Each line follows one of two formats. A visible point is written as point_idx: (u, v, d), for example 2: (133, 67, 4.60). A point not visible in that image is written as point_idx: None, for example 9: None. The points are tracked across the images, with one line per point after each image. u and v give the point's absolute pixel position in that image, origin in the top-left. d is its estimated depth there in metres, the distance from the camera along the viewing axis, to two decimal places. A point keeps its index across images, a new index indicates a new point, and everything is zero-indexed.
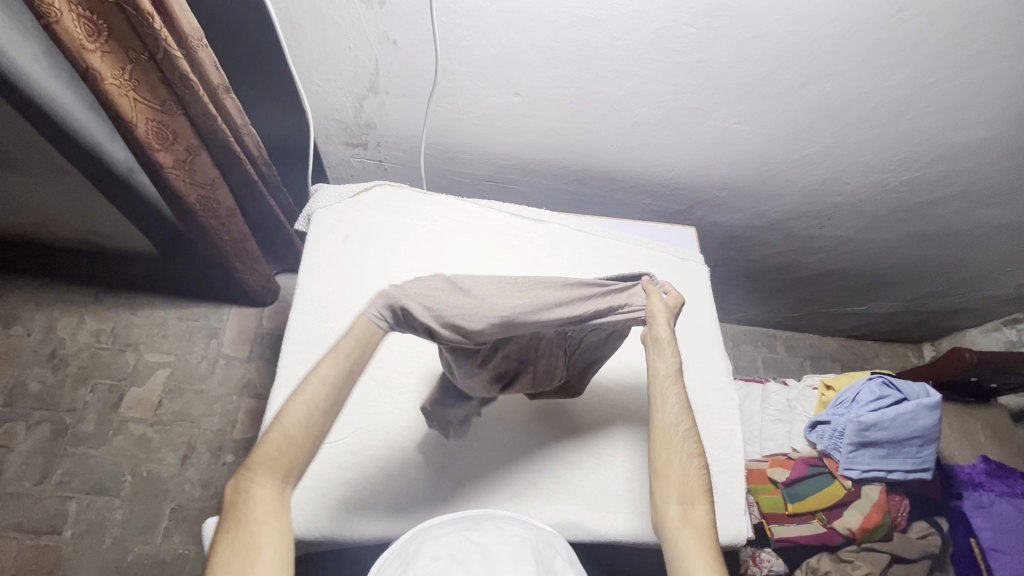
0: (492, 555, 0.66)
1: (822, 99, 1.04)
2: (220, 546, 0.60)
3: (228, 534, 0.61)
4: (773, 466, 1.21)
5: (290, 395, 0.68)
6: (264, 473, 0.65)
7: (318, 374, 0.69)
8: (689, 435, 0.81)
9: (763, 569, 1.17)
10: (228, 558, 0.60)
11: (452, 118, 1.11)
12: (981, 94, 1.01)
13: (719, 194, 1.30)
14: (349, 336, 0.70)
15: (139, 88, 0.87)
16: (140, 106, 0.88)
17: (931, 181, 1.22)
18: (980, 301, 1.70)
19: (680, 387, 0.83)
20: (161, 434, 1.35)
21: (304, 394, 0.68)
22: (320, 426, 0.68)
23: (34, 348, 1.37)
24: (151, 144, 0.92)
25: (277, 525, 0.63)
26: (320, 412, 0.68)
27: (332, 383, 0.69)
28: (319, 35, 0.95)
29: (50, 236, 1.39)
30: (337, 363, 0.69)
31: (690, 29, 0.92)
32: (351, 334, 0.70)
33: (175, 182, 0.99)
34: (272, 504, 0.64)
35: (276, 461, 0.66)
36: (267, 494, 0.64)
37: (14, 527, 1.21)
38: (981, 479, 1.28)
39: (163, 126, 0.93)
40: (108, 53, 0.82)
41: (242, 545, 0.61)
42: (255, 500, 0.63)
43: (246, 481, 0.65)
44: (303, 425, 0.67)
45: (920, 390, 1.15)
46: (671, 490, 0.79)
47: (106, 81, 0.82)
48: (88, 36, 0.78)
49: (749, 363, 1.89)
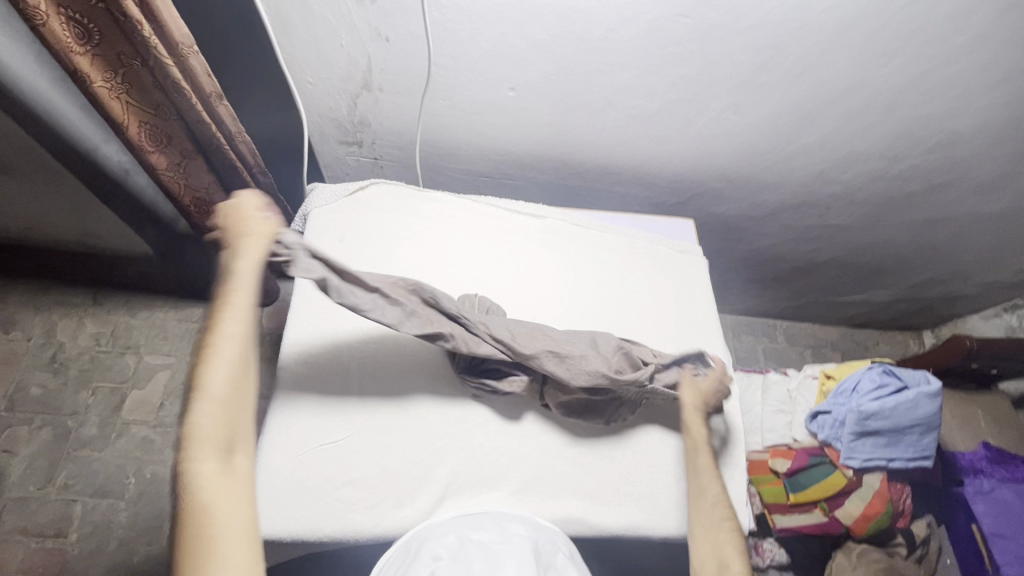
0: (496, 551, 0.67)
1: (818, 88, 1.03)
2: (186, 534, 0.63)
3: (192, 520, 0.64)
4: (774, 457, 1.20)
5: (203, 368, 0.70)
6: (202, 452, 0.67)
7: (227, 341, 0.72)
8: (721, 497, 0.91)
9: (765, 558, 1.20)
10: (198, 537, 0.63)
11: (446, 114, 1.10)
12: (979, 80, 1.00)
13: (716, 186, 1.30)
14: (238, 290, 0.75)
15: (132, 91, 0.87)
16: (132, 109, 0.88)
17: (930, 169, 1.21)
18: (980, 287, 1.70)
19: (709, 458, 0.94)
20: (164, 436, 1.36)
21: (222, 364, 0.71)
22: (245, 383, 0.73)
23: (34, 352, 1.37)
24: (145, 147, 0.94)
25: (233, 494, 0.67)
26: (235, 368, 0.71)
27: (236, 340, 0.73)
28: (310, 32, 0.94)
29: (46, 240, 1.39)
30: (237, 314, 0.74)
31: (685, 20, 0.90)
32: (240, 283, 0.75)
33: (168, 182, 1.01)
34: (223, 478, 0.67)
35: (212, 434, 0.68)
36: (212, 467, 0.67)
37: (18, 531, 1.22)
38: (982, 465, 1.27)
39: (157, 129, 0.93)
40: (99, 56, 0.81)
41: (206, 521, 0.64)
42: (202, 480, 0.66)
43: (185, 467, 0.66)
44: (229, 388, 0.70)
45: (921, 377, 1.15)
46: (703, 558, 0.86)
47: (96, 84, 0.82)
48: (77, 39, 0.77)
49: (749, 353, 1.90)
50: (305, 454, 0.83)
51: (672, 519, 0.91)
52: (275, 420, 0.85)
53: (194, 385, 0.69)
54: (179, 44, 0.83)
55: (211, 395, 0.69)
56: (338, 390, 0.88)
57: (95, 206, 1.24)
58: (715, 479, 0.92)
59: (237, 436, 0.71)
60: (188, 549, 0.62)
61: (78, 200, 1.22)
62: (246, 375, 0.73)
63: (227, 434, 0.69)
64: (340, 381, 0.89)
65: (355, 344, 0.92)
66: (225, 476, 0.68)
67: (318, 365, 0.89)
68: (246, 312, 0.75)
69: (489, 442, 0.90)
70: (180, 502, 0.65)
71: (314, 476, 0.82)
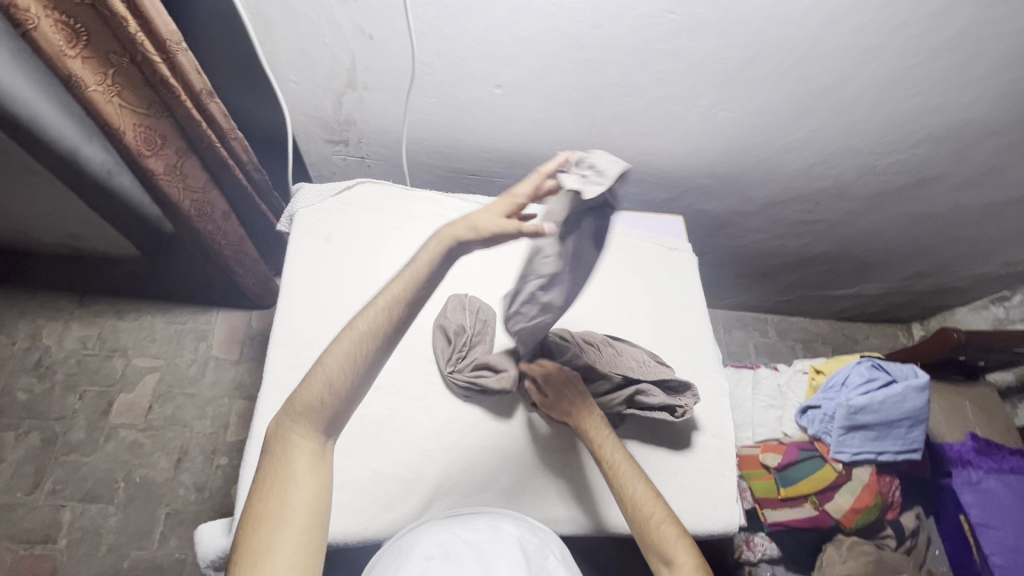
0: (489, 551, 0.67)
1: (805, 83, 1.03)
2: (257, 489, 0.63)
3: (267, 477, 0.64)
4: (764, 451, 1.21)
5: (333, 342, 0.68)
6: (301, 421, 0.67)
7: (361, 321, 0.68)
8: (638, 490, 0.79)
9: (757, 553, 1.19)
10: (266, 497, 0.62)
11: (432, 111, 1.09)
12: (966, 74, 1.00)
13: (705, 182, 1.29)
14: (401, 276, 0.69)
15: (123, 93, 0.85)
16: (125, 110, 0.86)
17: (917, 163, 1.22)
18: (968, 280, 1.71)
19: (614, 449, 0.84)
20: (153, 439, 1.34)
21: (346, 342, 0.68)
22: (356, 375, 0.68)
23: (20, 357, 1.35)
24: (140, 151, 0.91)
25: (314, 475, 0.65)
26: (360, 355, 0.68)
27: (372, 328, 0.68)
28: (292, 30, 0.93)
29: (29, 242, 1.36)
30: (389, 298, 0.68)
31: (671, 15, 0.90)
32: (416, 263, 0.69)
33: (167, 188, 0.97)
34: (308, 456, 0.66)
35: (314, 408, 0.67)
36: (303, 442, 0.66)
37: (7, 537, 1.21)
38: (969, 456, 1.29)
39: (150, 130, 0.91)
40: (90, 58, 0.79)
41: (279, 486, 0.63)
42: (291, 448, 0.66)
43: (283, 427, 0.67)
44: (343, 373, 0.67)
45: (908, 371, 1.16)
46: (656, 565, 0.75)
47: (89, 88, 0.81)
48: (68, 42, 0.76)
49: (740, 348, 1.90)
50: None
51: None
52: (262, 423, 0.85)
53: (321, 355, 0.68)
54: (166, 41, 0.82)
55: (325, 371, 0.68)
56: None
57: (78, 207, 1.22)
58: (631, 470, 0.81)
59: (335, 421, 0.68)
60: (255, 502, 0.62)
61: (60, 202, 1.20)
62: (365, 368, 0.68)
63: (323, 416, 0.67)
64: None
65: None
66: (314, 456, 0.66)
67: (304, 368, 0.90)
68: (398, 299, 0.68)
69: (477, 442, 0.90)
70: (265, 456, 0.66)
71: None
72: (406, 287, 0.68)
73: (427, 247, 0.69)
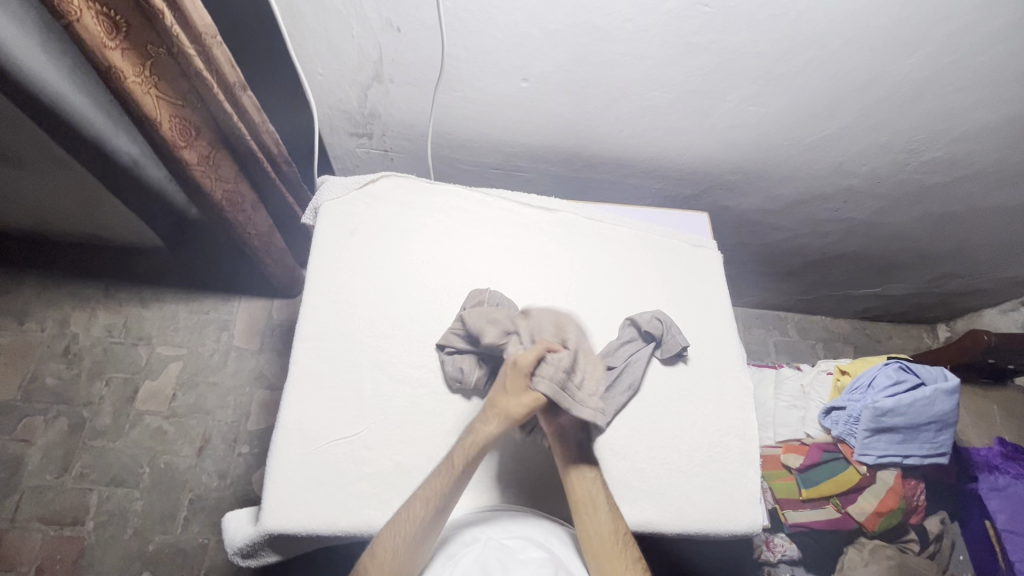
0: (517, 562, 0.69)
1: (840, 79, 1.01)
2: None
3: None
4: (786, 452, 1.20)
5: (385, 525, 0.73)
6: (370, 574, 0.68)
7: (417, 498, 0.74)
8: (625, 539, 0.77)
9: (776, 553, 1.20)
10: None
11: (458, 104, 1.08)
12: (1008, 70, 0.97)
13: (730, 178, 1.28)
14: (450, 467, 0.76)
15: (160, 83, 0.85)
16: (162, 102, 0.86)
17: (952, 160, 1.18)
18: (998, 281, 1.67)
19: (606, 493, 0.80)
20: (176, 426, 1.36)
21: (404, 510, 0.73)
22: (419, 528, 0.71)
23: (48, 344, 1.38)
24: (175, 143, 0.91)
25: None
26: (412, 516, 0.72)
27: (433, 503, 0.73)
28: (321, 22, 0.93)
29: (57, 231, 1.39)
30: (449, 470, 0.76)
31: (704, 8, 0.88)
32: (455, 458, 0.77)
33: (201, 179, 0.98)
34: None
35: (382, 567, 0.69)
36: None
37: (37, 519, 1.24)
38: (997, 461, 1.25)
39: (185, 121, 0.91)
40: (128, 50, 0.79)
41: None
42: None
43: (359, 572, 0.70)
44: (402, 539, 0.70)
45: (938, 373, 1.13)
46: None
47: (129, 80, 0.80)
48: (108, 34, 0.75)
49: (760, 346, 1.89)
50: (320, 448, 0.85)
51: (686, 515, 0.90)
52: (289, 413, 0.87)
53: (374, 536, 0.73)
54: (202, 34, 0.83)
55: (388, 541, 0.71)
56: (348, 384, 0.89)
57: (104, 197, 1.24)
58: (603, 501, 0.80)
59: None
60: None
61: (90, 193, 1.22)
62: (435, 529, 0.72)
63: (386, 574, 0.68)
64: (350, 375, 0.90)
65: (368, 339, 0.93)
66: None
67: (331, 359, 0.91)
68: (452, 472, 0.76)
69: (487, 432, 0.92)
70: None
71: (327, 471, 0.83)
72: (466, 458, 0.77)
73: (463, 444, 0.79)
